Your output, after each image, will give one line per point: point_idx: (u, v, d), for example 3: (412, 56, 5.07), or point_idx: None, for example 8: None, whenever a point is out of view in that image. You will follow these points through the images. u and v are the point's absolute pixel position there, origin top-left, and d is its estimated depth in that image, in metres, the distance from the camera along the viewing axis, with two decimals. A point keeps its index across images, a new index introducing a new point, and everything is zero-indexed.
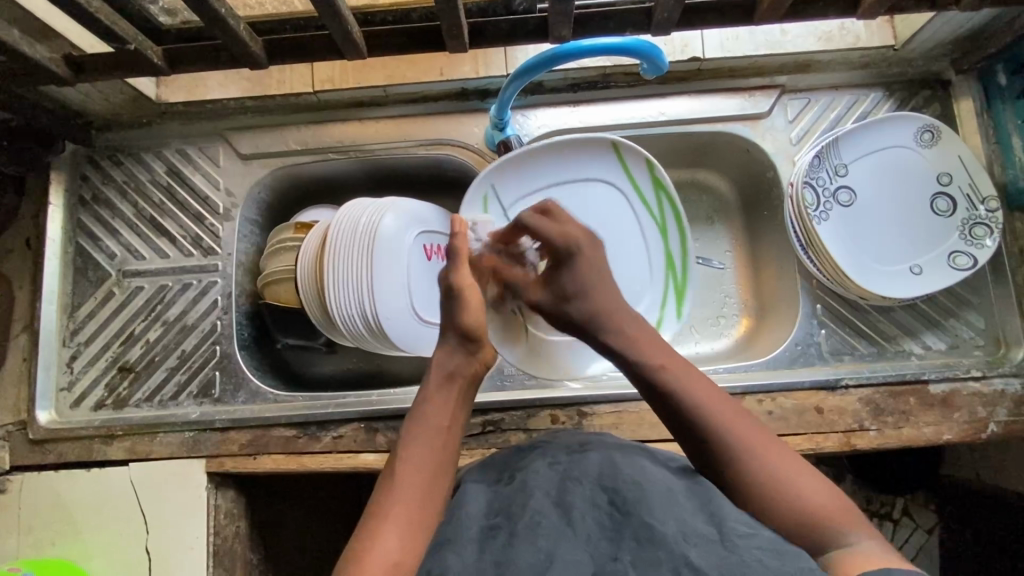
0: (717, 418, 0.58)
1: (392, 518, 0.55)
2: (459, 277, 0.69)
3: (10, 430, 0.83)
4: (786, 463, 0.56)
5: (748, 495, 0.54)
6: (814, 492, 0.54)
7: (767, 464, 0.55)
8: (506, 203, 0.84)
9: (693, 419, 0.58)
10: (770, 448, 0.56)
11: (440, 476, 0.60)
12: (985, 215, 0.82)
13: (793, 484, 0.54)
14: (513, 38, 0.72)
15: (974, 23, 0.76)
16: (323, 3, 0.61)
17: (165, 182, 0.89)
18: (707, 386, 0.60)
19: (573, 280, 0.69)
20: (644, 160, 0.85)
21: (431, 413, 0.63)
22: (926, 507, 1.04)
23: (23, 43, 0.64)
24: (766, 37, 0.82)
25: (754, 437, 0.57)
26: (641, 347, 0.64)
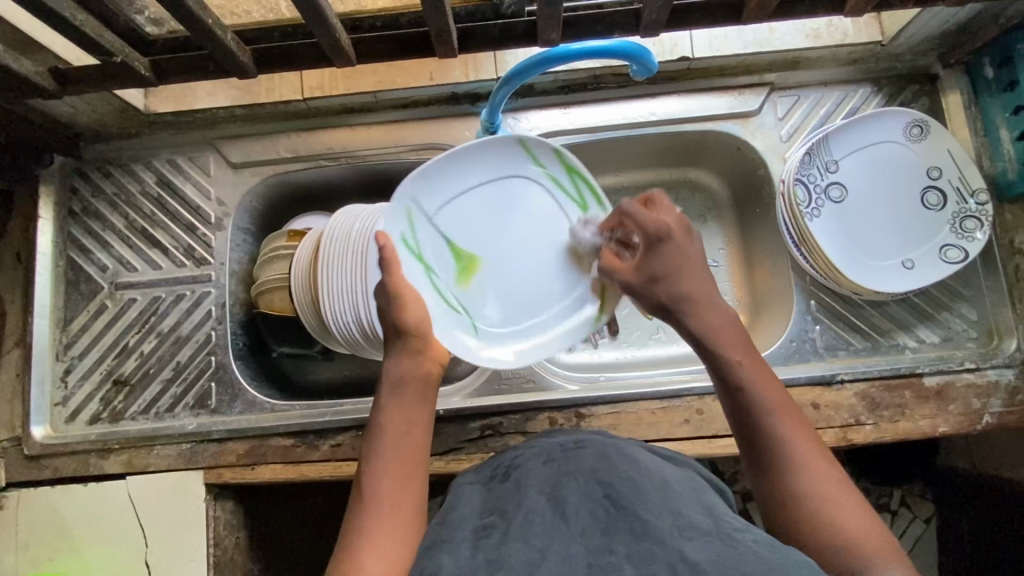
0: (776, 426, 0.57)
1: (370, 543, 0.53)
2: (396, 281, 0.66)
3: (5, 446, 0.83)
4: (833, 484, 0.54)
5: (791, 507, 0.54)
6: (853, 516, 0.52)
7: (810, 482, 0.54)
8: (430, 212, 0.72)
9: (756, 419, 0.57)
10: (817, 464, 0.55)
11: (410, 487, 0.58)
12: (975, 208, 0.82)
13: (828, 505, 0.53)
14: (502, 42, 0.72)
15: (961, 17, 0.77)
16: (312, 12, 0.61)
17: (156, 193, 0.88)
18: (778, 390, 0.59)
19: (664, 263, 0.65)
20: (553, 150, 0.76)
21: (391, 425, 0.61)
22: (923, 497, 1.05)
23: (9, 57, 0.64)
24: (754, 35, 0.82)
25: (811, 453, 0.56)
26: (720, 337, 0.62)
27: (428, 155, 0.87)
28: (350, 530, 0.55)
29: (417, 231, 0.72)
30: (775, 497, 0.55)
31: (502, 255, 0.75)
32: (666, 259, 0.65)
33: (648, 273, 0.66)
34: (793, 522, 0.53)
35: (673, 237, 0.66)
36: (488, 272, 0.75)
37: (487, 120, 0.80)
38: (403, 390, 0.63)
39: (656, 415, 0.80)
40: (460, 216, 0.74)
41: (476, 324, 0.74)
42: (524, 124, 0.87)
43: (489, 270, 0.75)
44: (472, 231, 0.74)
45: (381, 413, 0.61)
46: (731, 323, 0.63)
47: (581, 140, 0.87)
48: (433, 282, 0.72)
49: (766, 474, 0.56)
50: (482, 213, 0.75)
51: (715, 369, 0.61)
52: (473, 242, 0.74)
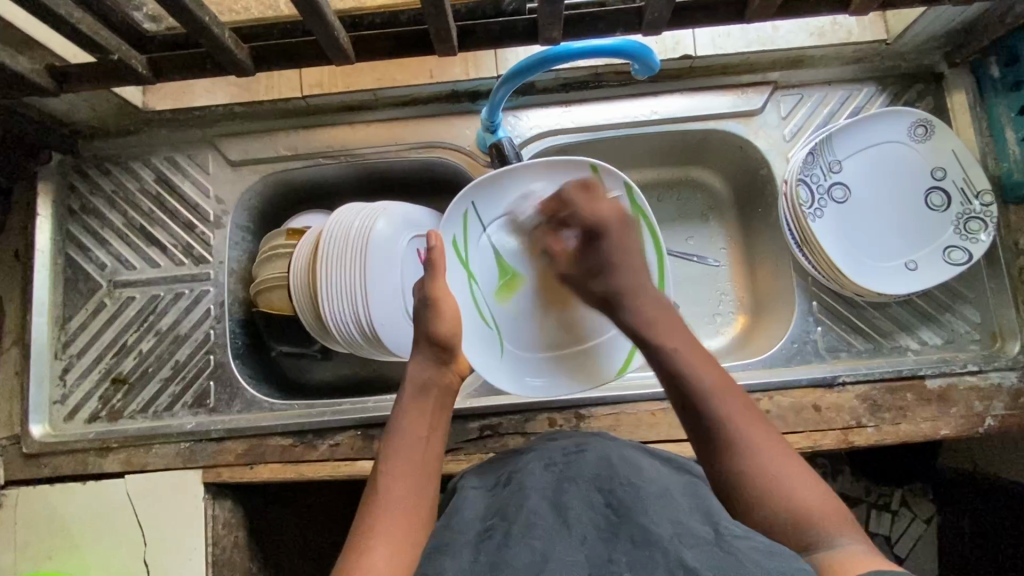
0: (720, 411, 0.59)
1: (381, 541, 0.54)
2: (436, 287, 0.68)
3: (5, 444, 0.83)
4: (779, 458, 0.56)
5: (743, 487, 0.55)
6: (801, 490, 0.54)
7: (756, 456, 0.56)
8: (486, 221, 0.78)
9: (701, 407, 0.59)
10: (763, 441, 0.57)
11: (424, 490, 0.60)
12: (979, 210, 0.81)
13: (777, 479, 0.54)
14: (503, 41, 0.71)
15: (967, 16, 0.76)
16: (310, 10, 0.61)
17: (155, 191, 0.88)
18: (719, 373, 0.62)
19: (602, 259, 0.70)
20: (622, 183, 0.77)
21: (408, 427, 0.63)
22: (924, 496, 1.03)
23: (4, 55, 0.63)
24: (758, 33, 0.81)
25: (754, 431, 0.57)
26: (663, 333, 0.65)
27: (428, 153, 0.86)
28: (359, 529, 0.56)
29: (470, 240, 0.78)
30: (725, 481, 0.56)
31: (542, 278, 0.81)
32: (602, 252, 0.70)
33: (586, 266, 0.71)
34: (738, 501, 0.55)
35: (609, 230, 0.70)
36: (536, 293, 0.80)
37: (488, 119, 0.80)
38: (422, 395, 0.65)
39: (656, 416, 0.79)
40: (511, 233, 0.79)
41: (504, 342, 0.79)
42: (525, 122, 0.86)
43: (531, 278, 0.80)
44: (523, 249, 0.80)
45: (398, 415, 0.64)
46: (671, 320, 0.67)
47: (582, 139, 0.86)
48: (473, 291, 0.77)
49: (713, 457, 0.57)
50: (529, 236, 0.79)
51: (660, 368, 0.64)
52: (520, 263, 0.80)
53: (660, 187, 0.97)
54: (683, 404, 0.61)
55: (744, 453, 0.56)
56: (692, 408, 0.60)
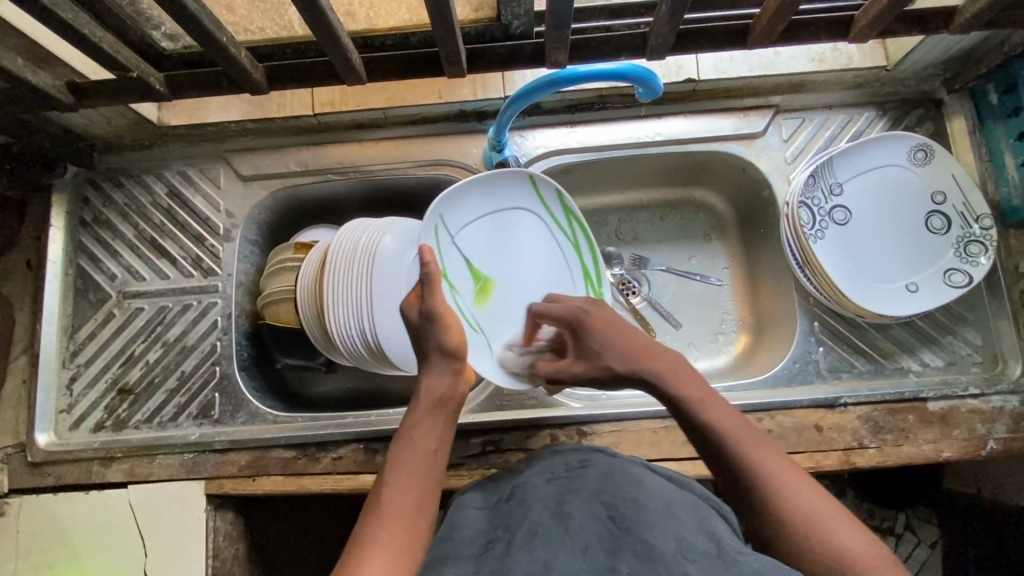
0: (759, 470, 0.55)
1: (380, 549, 0.52)
2: (439, 302, 0.64)
3: (10, 452, 0.84)
4: (819, 500, 0.53)
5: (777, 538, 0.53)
6: (852, 540, 0.51)
7: (807, 512, 0.53)
8: (454, 231, 0.78)
9: (741, 469, 0.56)
10: (804, 489, 0.54)
11: (425, 504, 0.57)
12: (979, 233, 0.82)
13: (814, 528, 0.52)
14: (510, 63, 0.73)
15: (965, 44, 0.77)
16: (325, 33, 0.62)
17: (166, 204, 0.89)
18: (732, 417, 0.59)
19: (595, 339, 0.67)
20: (555, 189, 0.82)
21: (420, 437, 0.60)
22: (929, 520, 1.02)
23: (27, 71, 0.65)
24: (760, 59, 0.83)
25: (798, 484, 0.54)
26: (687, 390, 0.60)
27: (435, 171, 0.88)
28: (360, 533, 0.54)
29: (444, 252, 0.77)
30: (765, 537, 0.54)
31: (510, 280, 0.82)
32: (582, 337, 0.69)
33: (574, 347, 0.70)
34: (798, 558, 0.51)
35: (585, 313, 0.70)
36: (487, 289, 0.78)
37: (495, 138, 0.81)
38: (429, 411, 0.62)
39: (658, 433, 0.80)
40: (474, 239, 0.80)
41: (492, 346, 0.78)
42: (531, 142, 0.88)
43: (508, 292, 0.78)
44: (488, 256, 0.81)
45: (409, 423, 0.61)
46: (687, 371, 0.62)
47: (586, 159, 0.88)
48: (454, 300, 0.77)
49: (757, 515, 0.54)
50: (496, 244, 0.81)
51: (680, 417, 0.60)
52: (489, 268, 0.81)
53: (662, 207, 0.98)
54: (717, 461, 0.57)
55: (776, 504, 0.53)
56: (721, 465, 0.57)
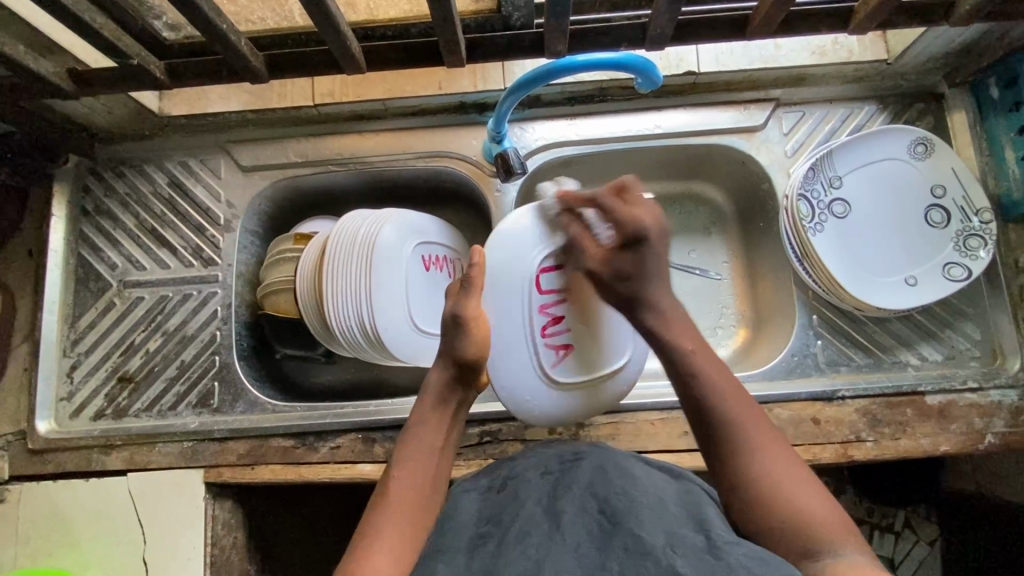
0: (734, 413, 0.59)
1: (385, 532, 0.57)
2: (471, 308, 0.66)
3: (10, 439, 0.85)
4: (793, 474, 0.55)
5: (751, 488, 0.55)
6: (809, 498, 0.54)
7: (766, 463, 0.56)
8: None
9: (713, 412, 0.59)
10: (775, 453, 0.57)
11: (427, 495, 0.62)
12: (979, 227, 0.82)
13: (783, 487, 0.54)
14: (510, 54, 0.73)
15: (966, 37, 0.77)
16: (324, 22, 0.62)
17: (167, 194, 0.90)
18: (731, 383, 0.61)
19: (637, 262, 0.65)
20: None
21: (422, 434, 0.66)
22: (928, 519, 1.03)
23: (29, 58, 0.66)
24: (761, 51, 0.83)
25: (769, 448, 0.57)
26: (677, 335, 0.64)
27: (435, 162, 0.88)
28: (369, 522, 0.59)
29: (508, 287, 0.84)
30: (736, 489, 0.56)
31: None
32: (641, 261, 0.65)
33: (615, 269, 0.65)
34: (748, 500, 0.55)
35: (648, 237, 0.65)
36: (528, 337, 0.70)
37: (494, 130, 0.80)
38: (441, 410, 0.67)
39: (656, 425, 0.80)
40: None
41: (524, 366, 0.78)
42: (530, 134, 0.88)
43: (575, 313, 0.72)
44: None
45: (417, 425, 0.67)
46: (683, 320, 0.65)
47: (586, 151, 0.88)
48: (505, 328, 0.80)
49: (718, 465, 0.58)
50: None
51: (672, 366, 0.63)
52: None
53: (662, 201, 0.99)
54: (696, 403, 0.61)
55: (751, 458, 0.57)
56: (704, 411, 0.60)
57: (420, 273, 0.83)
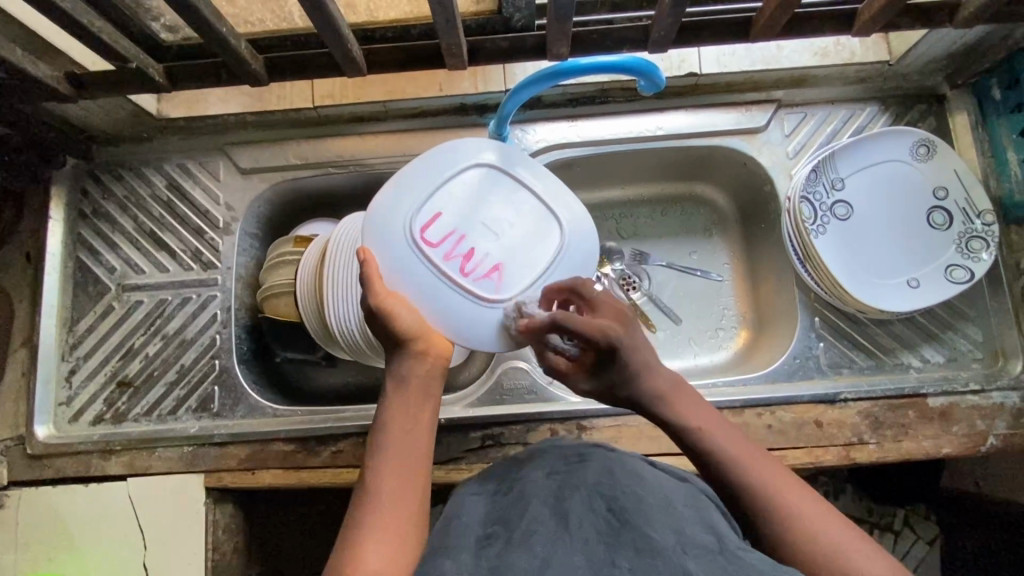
0: (752, 478, 0.55)
1: (373, 529, 0.52)
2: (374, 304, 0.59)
3: (9, 445, 0.84)
4: (825, 515, 0.53)
5: (787, 544, 0.52)
6: (848, 542, 0.51)
7: (793, 513, 0.53)
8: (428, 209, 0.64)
9: (728, 480, 0.56)
10: (790, 493, 0.54)
11: (412, 481, 0.55)
12: (981, 229, 0.82)
13: (823, 539, 0.51)
14: (512, 56, 0.73)
15: (969, 38, 0.77)
16: (324, 25, 0.62)
17: (165, 196, 0.89)
18: (743, 445, 0.58)
19: (623, 369, 0.61)
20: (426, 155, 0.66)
21: (395, 420, 0.58)
22: (927, 518, 1.01)
23: (26, 61, 0.65)
24: (763, 53, 0.83)
25: (795, 494, 0.54)
26: (679, 406, 0.61)
27: None
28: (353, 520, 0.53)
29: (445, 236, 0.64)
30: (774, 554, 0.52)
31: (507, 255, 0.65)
32: (626, 363, 0.61)
33: (603, 382, 0.63)
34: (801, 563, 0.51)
35: (620, 338, 0.60)
36: (445, 281, 0.62)
37: (496, 132, 0.79)
38: (407, 388, 0.59)
39: (658, 428, 0.80)
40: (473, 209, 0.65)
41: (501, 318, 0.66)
42: (532, 135, 0.87)
43: (480, 239, 0.64)
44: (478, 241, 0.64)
45: (385, 415, 0.58)
46: (684, 389, 0.62)
47: (588, 152, 0.88)
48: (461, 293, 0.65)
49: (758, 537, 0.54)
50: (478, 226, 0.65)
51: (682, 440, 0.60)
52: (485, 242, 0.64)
53: (663, 202, 0.98)
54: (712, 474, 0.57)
55: (783, 517, 0.53)
56: (723, 480, 0.57)
57: None
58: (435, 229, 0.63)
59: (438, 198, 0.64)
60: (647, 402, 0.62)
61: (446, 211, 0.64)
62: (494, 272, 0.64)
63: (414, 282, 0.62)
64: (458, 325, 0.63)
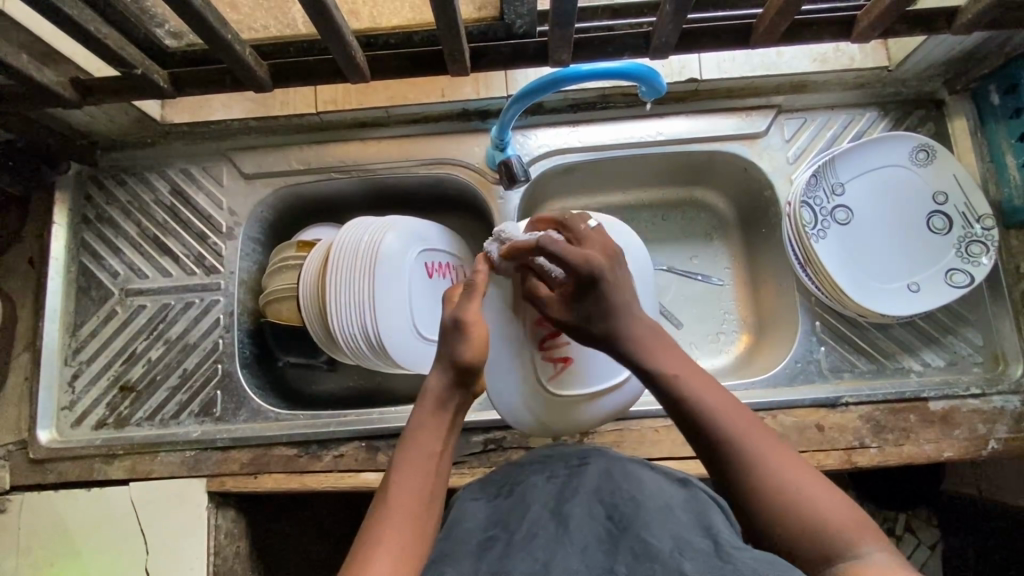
0: (727, 428, 0.55)
1: (387, 540, 0.51)
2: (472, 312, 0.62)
3: (11, 449, 0.84)
4: (800, 473, 0.52)
5: (757, 497, 0.52)
6: (822, 497, 0.51)
7: (766, 468, 0.53)
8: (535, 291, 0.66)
9: (706, 426, 0.56)
10: (766, 445, 0.54)
11: (429, 502, 0.56)
12: (980, 233, 0.82)
13: (791, 493, 0.51)
14: (514, 62, 0.73)
15: (967, 45, 0.78)
16: (329, 32, 0.62)
17: (169, 202, 0.90)
18: (722, 394, 0.58)
19: (603, 307, 0.62)
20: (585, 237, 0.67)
21: (421, 440, 0.59)
22: (928, 523, 1.03)
23: (32, 67, 0.65)
24: (763, 59, 0.83)
25: (771, 452, 0.54)
26: (657, 355, 0.61)
27: (438, 169, 0.88)
28: (369, 531, 0.53)
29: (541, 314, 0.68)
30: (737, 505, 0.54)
31: (578, 348, 0.71)
32: (606, 299, 0.62)
33: (582, 306, 0.63)
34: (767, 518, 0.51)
35: (604, 272, 0.62)
36: (511, 354, 0.69)
37: (497, 137, 0.80)
38: (434, 411, 0.60)
39: (660, 432, 0.80)
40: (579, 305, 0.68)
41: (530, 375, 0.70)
42: (533, 141, 0.88)
43: (577, 335, 0.70)
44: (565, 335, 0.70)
45: (410, 434, 0.59)
46: (661, 340, 0.62)
47: (589, 158, 0.88)
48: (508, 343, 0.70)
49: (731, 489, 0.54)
50: (576, 319, 0.69)
51: (657, 389, 0.60)
52: (570, 339, 0.70)
53: (664, 207, 0.99)
54: (685, 418, 0.57)
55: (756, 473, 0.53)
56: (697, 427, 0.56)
57: (423, 280, 0.82)
58: (550, 304, 0.66)
59: (564, 275, 0.66)
60: (619, 348, 0.62)
61: (562, 292, 0.66)
62: (562, 365, 0.71)
63: (497, 339, 0.68)
64: (502, 390, 0.69)
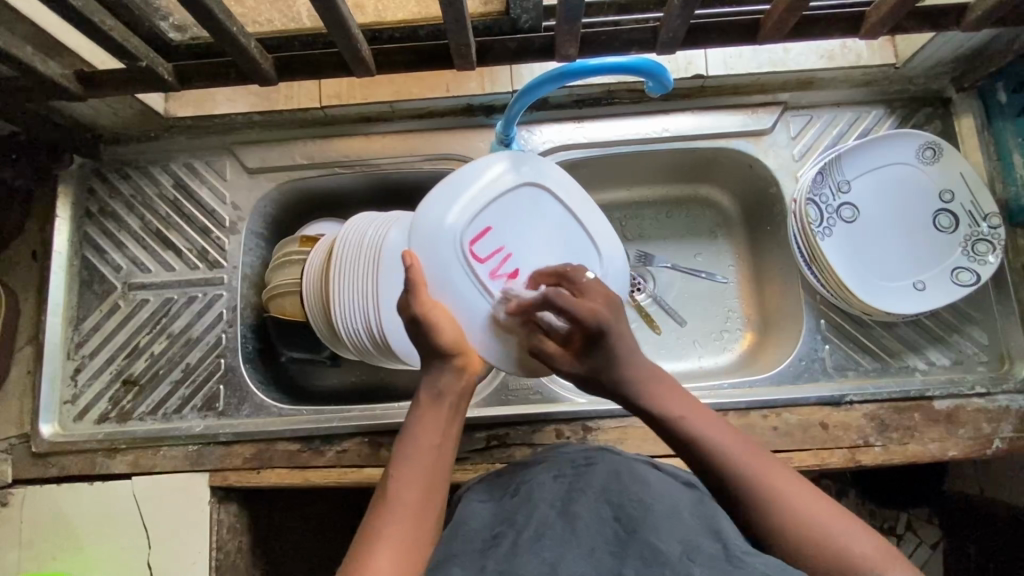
0: (742, 471, 0.57)
1: (390, 537, 0.53)
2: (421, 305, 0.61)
3: (13, 443, 0.84)
4: (818, 506, 0.54)
5: (785, 537, 0.53)
6: (845, 533, 0.53)
7: (786, 501, 0.55)
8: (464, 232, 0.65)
9: (721, 470, 0.58)
10: (779, 479, 0.56)
11: (431, 494, 0.57)
12: (987, 232, 0.82)
13: (813, 525, 0.53)
14: (520, 56, 0.73)
15: (975, 42, 0.77)
16: (335, 25, 0.62)
17: (172, 196, 0.89)
18: (729, 435, 0.60)
19: (606, 357, 0.64)
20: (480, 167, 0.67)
21: (422, 432, 0.61)
22: (929, 521, 1.02)
23: (36, 60, 0.65)
24: (769, 55, 0.83)
25: (793, 488, 0.56)
26: (665, 399, 0.63)
27: (442, 165, 0.88)
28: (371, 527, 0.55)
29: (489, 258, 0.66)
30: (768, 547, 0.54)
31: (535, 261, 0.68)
32: (609, 352, 0.64)
33: (588, 367, 0.65)
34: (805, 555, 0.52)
35: (609, 325, 0.63)
36: (489, 300, 0.65)
37: (502, 132, 0.79)
38: (436, 402, 0.62)
39: None
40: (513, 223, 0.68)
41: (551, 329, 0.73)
42: (538, 137, 0.87)
43: (525, 257, 0.68)
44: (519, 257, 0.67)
45: (412, 427, 0.61)
46: (665, 382, 0.65)
47: (593, 154, 0.88)
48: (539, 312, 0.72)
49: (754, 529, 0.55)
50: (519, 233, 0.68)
51: (670, 434, 0.62)
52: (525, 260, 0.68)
53: (668, 204, 0.98)
54: (700, 466, 0.59)
55: (781, 509, 0.54)
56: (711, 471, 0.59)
57: None
58: (483, 244, 0.66)
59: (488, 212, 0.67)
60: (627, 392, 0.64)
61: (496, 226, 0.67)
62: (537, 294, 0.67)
63: (460, 299, 0.65)
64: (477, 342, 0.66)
